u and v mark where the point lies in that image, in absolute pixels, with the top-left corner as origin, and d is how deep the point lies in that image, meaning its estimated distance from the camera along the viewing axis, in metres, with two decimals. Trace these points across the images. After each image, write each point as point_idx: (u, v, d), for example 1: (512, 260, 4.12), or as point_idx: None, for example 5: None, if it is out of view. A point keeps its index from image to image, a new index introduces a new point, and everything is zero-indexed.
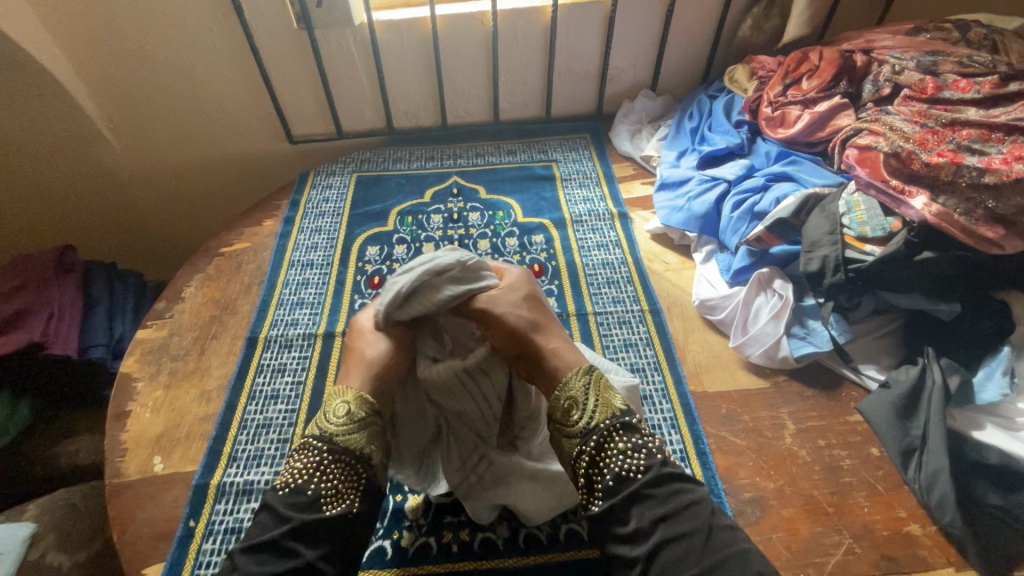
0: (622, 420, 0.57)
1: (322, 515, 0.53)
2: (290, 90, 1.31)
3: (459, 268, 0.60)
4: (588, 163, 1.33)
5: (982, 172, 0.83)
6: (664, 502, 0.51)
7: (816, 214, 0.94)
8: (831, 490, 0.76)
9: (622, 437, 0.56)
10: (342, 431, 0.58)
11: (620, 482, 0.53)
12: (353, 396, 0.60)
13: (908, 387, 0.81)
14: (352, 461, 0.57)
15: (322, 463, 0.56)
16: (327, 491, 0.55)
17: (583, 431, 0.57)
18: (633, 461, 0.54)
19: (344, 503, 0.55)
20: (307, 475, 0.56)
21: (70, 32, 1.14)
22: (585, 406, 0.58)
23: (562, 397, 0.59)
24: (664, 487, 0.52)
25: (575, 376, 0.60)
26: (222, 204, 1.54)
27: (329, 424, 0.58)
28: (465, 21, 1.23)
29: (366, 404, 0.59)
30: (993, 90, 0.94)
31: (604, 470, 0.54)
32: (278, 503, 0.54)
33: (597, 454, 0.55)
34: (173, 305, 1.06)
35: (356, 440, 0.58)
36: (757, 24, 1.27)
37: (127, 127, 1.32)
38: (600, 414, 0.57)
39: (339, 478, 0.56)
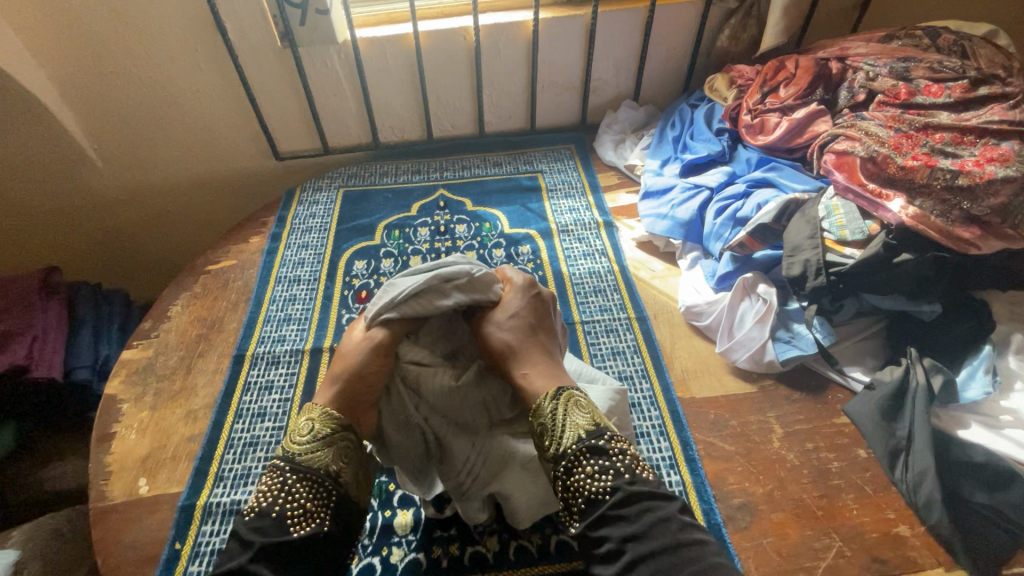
0: (589, 442, 0.56)
1: (289, 535, 0.53)
2: (276, 107, 1.32)
3: (464, 279, 0.66)
4: (573, 173, 1.35)
5: (956, 174, 0.85)
6: (634, 522, 0.51)
7: (796, 219, 0.95)
8: (820, 494, 0.76)
9: (590, 459, 0.55)
10: (307, 451, 0.59)
11: (590, 505, 0.53)
12: (319, 414, 0.62)
13: (892, 387, 0.81)
14: (319, 479, 0.57)
15: (287, 482, 0.56)
16: (294, 510, 0.54)
17: (553, 456, 0.57)
18: (601, 482, 0.54)
19: (313, 522, 0.54)
20: (272, 496, 0.56)
21: (53, 55, 1.15)
22: (553, 432, 0.58)
23: (534, 424, 0.60)
24: (632, 507, 0.52)
25: (543, 403, 0.60)
26: (211, 222, 1.54)
27: (294, 445, 0.59)
28: (447, 36, 1.25)
29: (331, 420, 0.61)
30: (964, 95, 0.96)
31: (575, 495, 0.55)
32: (243, 528, 0.53)
33: (566, 478, 0.55)
34: (159, 325, 1.05)
35: (321, 457, 0.59)
36: (734, 34, 1.29)
37: (113, 148, 1.32)
38: (568, 438, 0.57)
39: (306, 496, 0.56)
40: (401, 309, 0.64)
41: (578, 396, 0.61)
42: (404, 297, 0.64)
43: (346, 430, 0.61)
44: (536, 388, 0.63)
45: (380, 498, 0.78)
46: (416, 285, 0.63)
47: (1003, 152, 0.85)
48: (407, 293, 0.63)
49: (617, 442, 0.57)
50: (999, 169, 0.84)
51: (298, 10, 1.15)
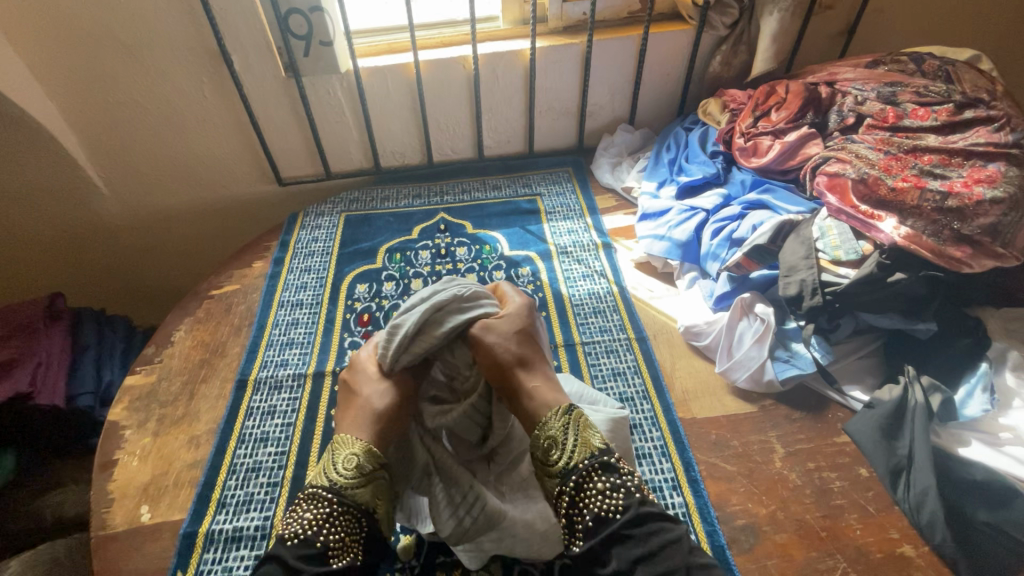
0: (600, 459, 0.58)
1: (332, 567, 0.54)
2: (279, 135, 1.35)
3: (456, 302, 0.67)
4: (571, 195, 1.37)
5: (945, 196, 0.88)
6: (644, 541, 0.51)
7: (791, 239, 0.97)
8: (823, 514, 0.76)
9: (601, 477, 0.56)
10: (353, 484, 0.60)
11: (599, 522, 0.54)
12: (362, 448, 0.63)
13: (892, 406, 0.82)
14: (359, 515, 0.59)
15: (331, 515, 0.57)
16: (335, 543, 0.56)
17: (563, 471, 0.58)
18: (612, 500, 0.55)
19: (351, 557, 0.56)
20: (315, 525, 0.57)
21: (64, 87, 1.18)
22: (563, 445, 0.59)
23: (541, 437, 0.61)
24: (642, 527, 0.52)
25: (552, 416, 0.62)
26: (213, 247, 1.56)
27: (339, 476, 0.60)
28: (446, 65, 1.29)
29: (377, 458, 0.62)
30: (950, 117, 0.99)
31: (585, 511, 0.55)
32: (287, 555, 0.54)
33: (575, 493, 0.56)
34: (162, 350, 1.06)
35: (364, 493, 0.60)
36: (726, 60, 1.33)
37: (119, 177, 1.35)
38: (579, 454, 0.58)
39: (345, 531, 0.57)
40: (415, 347, 0.67)
41: (588, 415, 0.62)
42: (408, 338, 0.66)
43: (385, 467, 0.63)
44: (538, 410, 0.63)
45: None
46: (414, 321, 0.65)
47: (989, 174, 0.88)
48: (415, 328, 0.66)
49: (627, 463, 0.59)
50: (986, 191, 0.86)
51: (301, 41, 1.19)
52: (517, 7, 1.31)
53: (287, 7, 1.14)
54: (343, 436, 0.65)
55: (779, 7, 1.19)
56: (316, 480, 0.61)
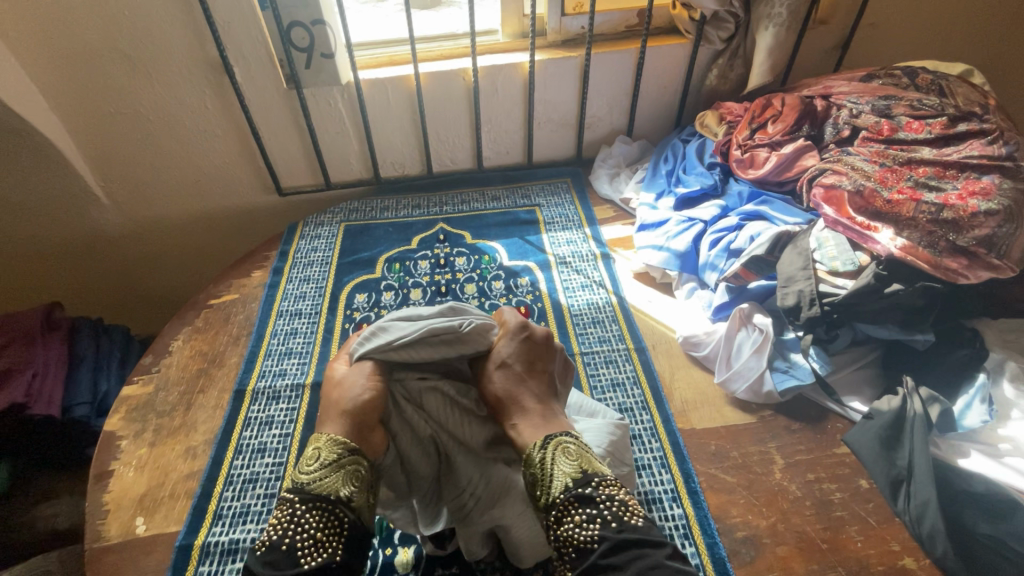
0: (576, 490, 0.57)
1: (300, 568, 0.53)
2: (279, 145, 1.35)
3: (454, 333, 0.69)
4: (570, 206, 1.38)
5: (940, 208, 0.89)
6: (619, 573, 0.50)
7: (789, 250, 0.98)
8: (823, 526, 0.76)
9: (577, 508, 0.56)
10: (315, 479, 0.59)
11: (579, 555, 0.53)
12: (326, 441, 0.62)
13: (891, 417, 0.82)
14: (327, 507, 0.57)
15: (296, 513, 0.57)
16: (303, 541, 0.55)
17: (544, 506, 0.58)
18: (588, 531, 0.54)
19: (322, 553, 0.54)
20: (281, 529, 0.56)
21: (65, 98, 1.19)
22: (544, 478, 0.60)
23: (526, 473, 0.61)
24: (621, 555, 0.51)
25: (533, 450, 0.62)
26: (211, 257, 1.57)
27: (302, 475, 0.60)
28: (446, 77, 1.30)
29: (338, 446, 0.61)
30: (944, 131, 1.00)
31: (565, 543, 0.55)
32: (256, 563, 0.54)
33: (556, 526, 0.57)
34: (160, 360, 1.06)
35: (330, 483, 0.59)
36: (722, 73, 1.35)
37: (119, 187, 1.35)
38: (558, 486, 0.58)
39: (314, 527, 0.56)
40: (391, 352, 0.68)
41: (567, 442, 0.62)
42: (398, 344, 0.67)
43: (354, 453, 0.62)
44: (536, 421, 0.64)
45: (381, 536, 0.77)
46: (410, 334, 0.67)
47: (984, 186, 0.89)
48: (400, 341, 0.67)
49: (605, 488, 0.58)
50: (982, 203, 0.87)
51: (303, 54, 1.20)
52: (517, 20, 1.33)
53: (289, 20, 1.15)
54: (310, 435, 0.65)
55: (774, 22, 1.21)
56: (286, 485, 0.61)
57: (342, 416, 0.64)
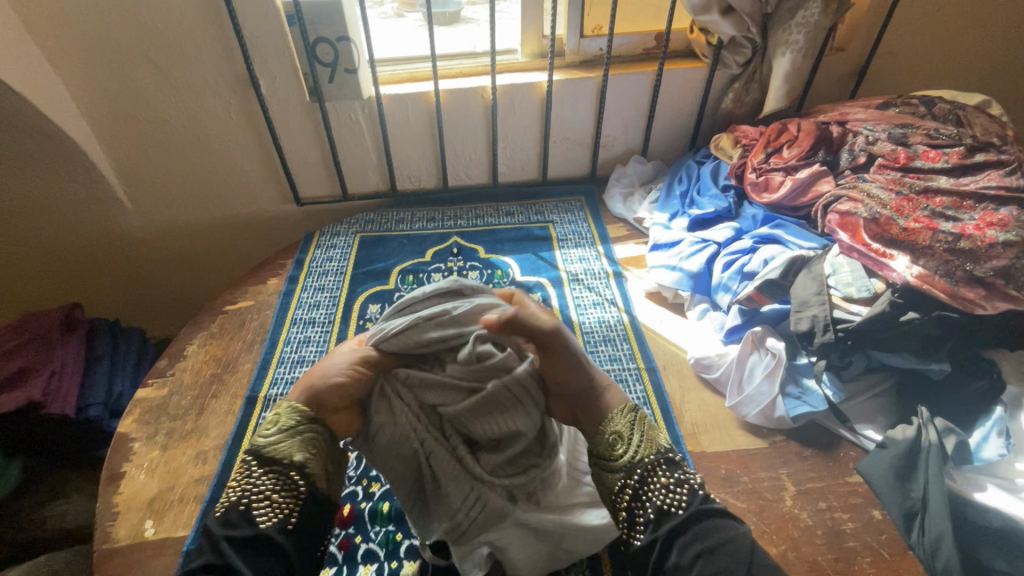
0: (664, 457, 0.63)
1: (256, 527, 0.56)
2: (299, 155, 1.38)
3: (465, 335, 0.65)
4: (583, 223, 1.39)
5: (958, 237, 0.90)
6: (702, 539, 0.55)
7: (803, 275, 0.98)
8: (835, 556, 0.75)
9: (662, 474, 0.61)
10: (271, 444, 0.61)
11: (660, 516, 0.58)
12: (285, 409, 0.63)
13: (906, 447, 0.81)
14: (282, 470, 0.60)
15: (254, 475, 0.59)
16: (262, 502, 0.58)
17: (625, 465, 0.62)
18: (675, 496, 0.59)
19: (279, 514, 0.58)
20: (240, 491, 0.59)
21: (95, 105, 1.23)
22: (627, 442, 0.63)
23: (607, 432, 0.64)
24: (700, 524, 0.57)
25: (619, 415, 0.65)
26: (229, 264, 1.59)
27: (259, 440, 0.61)
28: (465, 94, 1.33)
29: (295, 414, 0.62)
30: (960, 160, 1.01)
31: (645, 504, 0.60)
32: (216, 525, 0.57)
33: (637, 488, 0.61)
34: (174, 363, 1.07)
35: (284, 448, 0.60)
36: (738, 96, 1.36)
37: (142, 192, 1.38)
38: (643, 450, 0.63)
39: (272, 488, 0.59)
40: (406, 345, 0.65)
41: (647, 419, 0.66)
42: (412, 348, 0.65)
43: (313, 422, 0.63)
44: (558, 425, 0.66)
45: (386, 548, 0.78)
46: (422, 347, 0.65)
47: (1002, 218, 0.90)
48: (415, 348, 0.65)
49: (684, 463, 0.63)
50: (999, 234, 0.88)
51: (327, 68, 1.23)
52: (536, 40, 1.35)
53: (315, 36, 1.18)
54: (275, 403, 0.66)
55: (792, 49, 1.22)
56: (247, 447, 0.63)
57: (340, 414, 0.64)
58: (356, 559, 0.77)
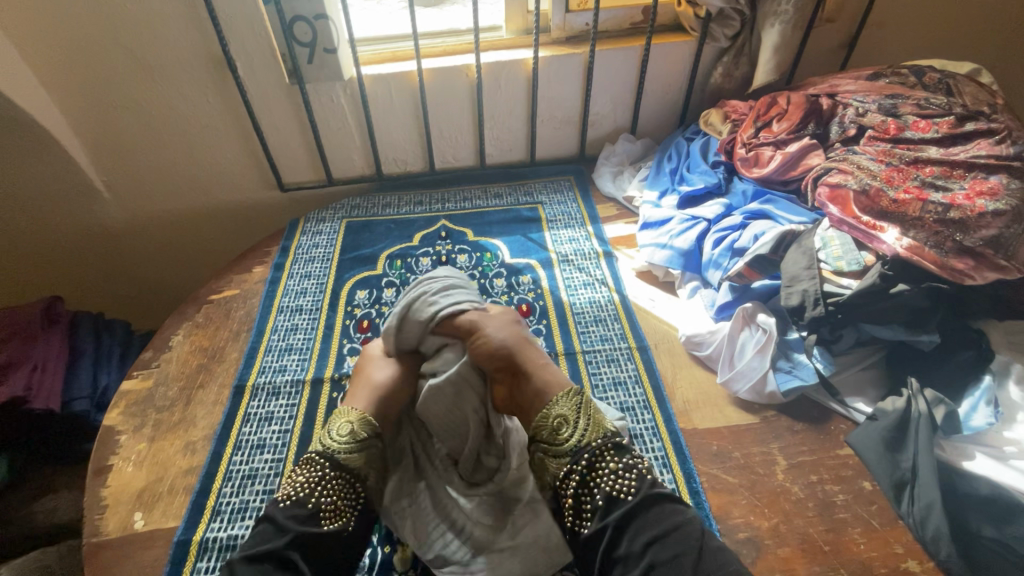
0: (611, 441, 0.67)
1: (316, 525, 0.63)
2: (281, 140, 1.35)
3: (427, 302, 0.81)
4: (572, 204, 1.37)
5: (948, 208, 0.89)
6: (654, 523, 0.58)
7: (793, 249, 0.97)
8: (826, 528, 0.75)
9: (611, 457, 0.65)
10: (343, 450, 0.71)
11: (611, 501, 0.61)
12: (357, 418, 0.74)
13: (896, 418, 0.81)
14: (349, 478, 0.69)
15: (323, 479, 0.68)
16: (327, 506, 0.65)
17: (574, 451, 0.67)
18: (624, 482, 0.62)
19: (341, 521, 0.65)
20: (307, 489, 0.66)
21: (67, 91, 1.18)
22: (575, 427, 0.69)
23: (552, 418, 0.70)
24: (652, 506, 0.59)
25: (564, 399, 0.71)
26: (214, 253, 1.56)
27: (332, 443, 0.72)
28: (449, 73, 1.29)
29: (367, 425, 0.74)
30: (951, 130, 0.99)
31: (595, 491, 0.63)
32: (280, 515, 0.63)
33: (587, 473, 0.65)
34: (160, 355, 1.05)
35: (354, 457, 0.71)
36: (727, 71, 1.34)
37: (122, 182, 1.35)
38: (589, 434, 0.68)
39: (337, 494, 0.67)
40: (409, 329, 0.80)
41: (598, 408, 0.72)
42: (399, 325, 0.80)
43: (376, 436, 0.74)
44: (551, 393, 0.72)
45: (380, 533, 0.77)
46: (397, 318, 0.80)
47: (991, 187, 0.89)
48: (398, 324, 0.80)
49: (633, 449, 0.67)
50: (989, 203, 0.87)
51: (306, 48, 1.19)
52: (521, 16, 1.32)
53: (292, 15, 1.14)
54: (343, 407, 0.78)
55: (780, 20, 1.20)
56: (315, 450, 0.73)
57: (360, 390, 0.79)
58: None
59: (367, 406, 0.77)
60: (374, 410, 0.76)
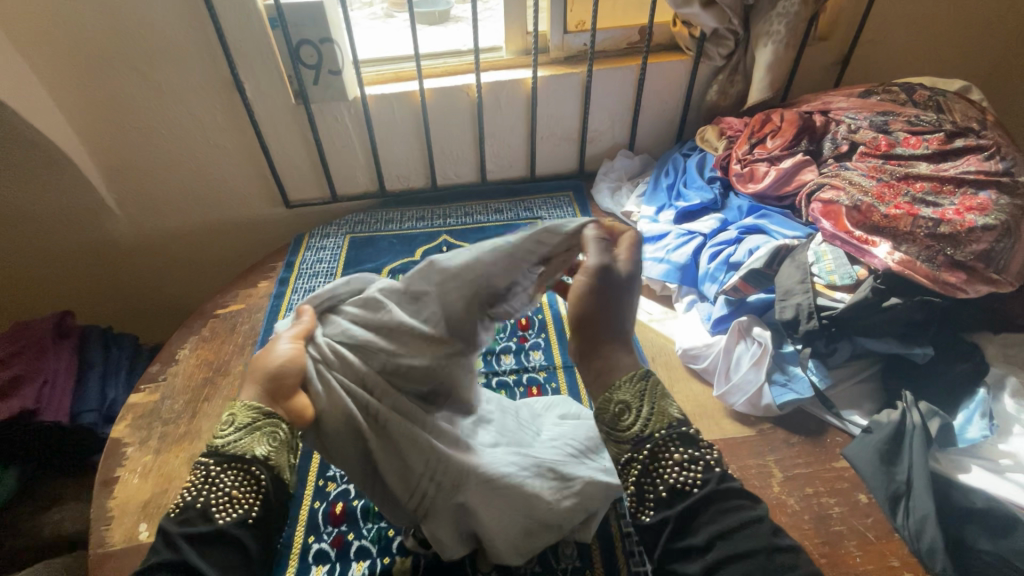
0: (679, 429, 0.50)
1: (213, 524, 0.49)
2: (287, 158, 1.38)
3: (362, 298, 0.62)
4: (571, 219, 1.39)
5: (937, 222, 0.90)
6: (720, 520, 0.46)
7: (787, 264, 0.98)
8: (822, 540, 0.75)
9: (677, 448, 0.49)
10: (230, 441, 0.53)
11: (674, 494, 0.47)
12: (240, 406, 0.55)
13: (890, 431, 0.82)
14: (244, 467, 0.52)
15: (211, 474, 0.52)
16: (219, 499, 0.50)
17: (636, 439, 0.49)
18: (690, 474, 0.48)
19: (241, 511, 0.50)
20: (195, 489, 0.51)
21: (82, 113, 1.23)
22: (638, 413, 0.50)
23: (612, 401, 0.51)
24: (721, 503, 0.46)
25: (625, 381, 0.51)
26: (221, 269, 1.60)
27: (218, 437, 0.54)
28: (451, 93, 1.33)
29: (253, 410, 0.54)
30: (941, 146, 1.02)
31: (658, 481, 0.48)
32: (169, 524, 0.49)
33: (648, 466, 0.49)
34: (166, 368, 1.08)
35: (244, 445, 0.53)
36: (723, 88, 1.37)
37: (132, 199, 1.39)
38: (655, 422, 0.50)
39: (233, 486, 0.51)
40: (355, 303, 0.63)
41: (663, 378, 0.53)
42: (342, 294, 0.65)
43: (271, 416, 0.54)
44: None
45: (379, 545, 0.78)
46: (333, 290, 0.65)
47: (981, 202, 0.91)
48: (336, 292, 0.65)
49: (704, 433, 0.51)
50: (979, 218, 0.89)
51: (311, 70, 1.23)
52: (520, 37, 1.36)
53: (298, 38, 1.19)
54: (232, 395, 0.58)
55: (773, 39, 1.22)
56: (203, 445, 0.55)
57: (251, 377, 0.57)
58: (350, 556, 0.78)
59: (257, 388, 0.56)
60: (264, 392, 0.55)
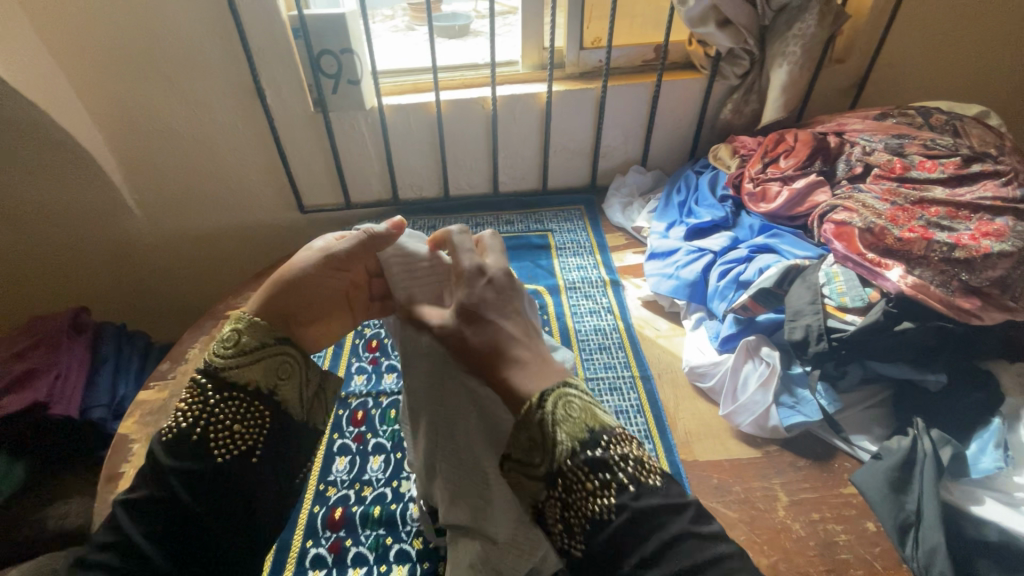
0: (587, 454, 0.44)
1: (214, 461, 0.51)
2: (304, 164, 1.41)
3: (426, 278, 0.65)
4: (582, 232, 1.40)
5: (952, 247, 0.89)
6: (643, 546, 0.41)
7: (798, 284, 0.97)
8: (827, 568, 0.73)
9: (588, 475, 0.44)
10: (233, 365, 0.54)
11: (592, 527, 0.43)
12: (249, 328, 0.56)
13: (900, 458, 0.80)
14: (247, 399, 0.54)
15: (210, 404, 0.52)
16: (221, 433, 0.52)
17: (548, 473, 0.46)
18: (603, 501, 0.43)
19: (246, 445, 0.52)
20: (193, 417, 0.52)
21: (108, 115, 1.26)
22: (545, 446, 0.46)
23: (521, 437, 0.47)
24: (643, 526, 0.42)
25: (528, 408, 0.46)
26: (234, 270, 1.62)
27: (218, 360, 0.54)
28: (466, 104, 1.34)
29: (263, 336, 0.56)
30: (957, 171, 1.01)
31: (577, 515, 0.44)
32: (160, 454, 0.50)
33: (564, 497, 0.45)
34: (176, 366, 1.09)
35: (250, 372, 0.54)
36: (737, 107, 1.37)
37: (151, 199, 1.42)
38: (563, 449, 0.45)
39: (236, 417, 0.53)
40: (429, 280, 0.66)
41: (572, 396, 0.47)
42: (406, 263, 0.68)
43: (282, 343, 0.57)
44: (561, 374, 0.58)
45: (377, 552, 0.78)
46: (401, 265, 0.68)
47: (997, 228, 0.89)
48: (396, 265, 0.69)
49: (616, 445, 0.45)
50: (994, 243, 0.87)
51: (331, 80, 1.26)
52: (537, 52, 1.38)
53: (319, 49, 1.21)
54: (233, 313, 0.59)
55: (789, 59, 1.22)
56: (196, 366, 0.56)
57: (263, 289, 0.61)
58: (347, 562, 0.78)
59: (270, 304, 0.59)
60: (277, 306, 0.59)
